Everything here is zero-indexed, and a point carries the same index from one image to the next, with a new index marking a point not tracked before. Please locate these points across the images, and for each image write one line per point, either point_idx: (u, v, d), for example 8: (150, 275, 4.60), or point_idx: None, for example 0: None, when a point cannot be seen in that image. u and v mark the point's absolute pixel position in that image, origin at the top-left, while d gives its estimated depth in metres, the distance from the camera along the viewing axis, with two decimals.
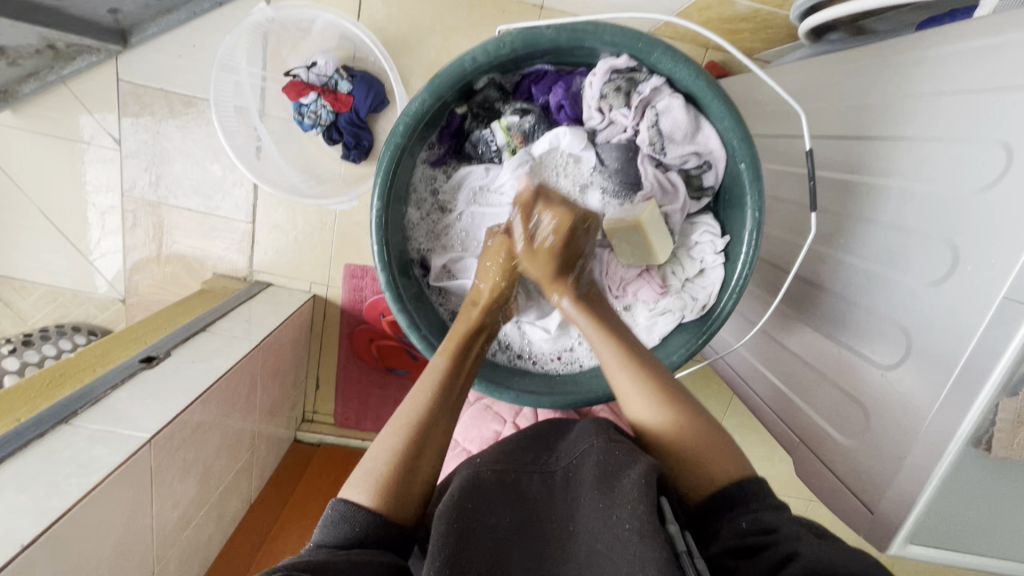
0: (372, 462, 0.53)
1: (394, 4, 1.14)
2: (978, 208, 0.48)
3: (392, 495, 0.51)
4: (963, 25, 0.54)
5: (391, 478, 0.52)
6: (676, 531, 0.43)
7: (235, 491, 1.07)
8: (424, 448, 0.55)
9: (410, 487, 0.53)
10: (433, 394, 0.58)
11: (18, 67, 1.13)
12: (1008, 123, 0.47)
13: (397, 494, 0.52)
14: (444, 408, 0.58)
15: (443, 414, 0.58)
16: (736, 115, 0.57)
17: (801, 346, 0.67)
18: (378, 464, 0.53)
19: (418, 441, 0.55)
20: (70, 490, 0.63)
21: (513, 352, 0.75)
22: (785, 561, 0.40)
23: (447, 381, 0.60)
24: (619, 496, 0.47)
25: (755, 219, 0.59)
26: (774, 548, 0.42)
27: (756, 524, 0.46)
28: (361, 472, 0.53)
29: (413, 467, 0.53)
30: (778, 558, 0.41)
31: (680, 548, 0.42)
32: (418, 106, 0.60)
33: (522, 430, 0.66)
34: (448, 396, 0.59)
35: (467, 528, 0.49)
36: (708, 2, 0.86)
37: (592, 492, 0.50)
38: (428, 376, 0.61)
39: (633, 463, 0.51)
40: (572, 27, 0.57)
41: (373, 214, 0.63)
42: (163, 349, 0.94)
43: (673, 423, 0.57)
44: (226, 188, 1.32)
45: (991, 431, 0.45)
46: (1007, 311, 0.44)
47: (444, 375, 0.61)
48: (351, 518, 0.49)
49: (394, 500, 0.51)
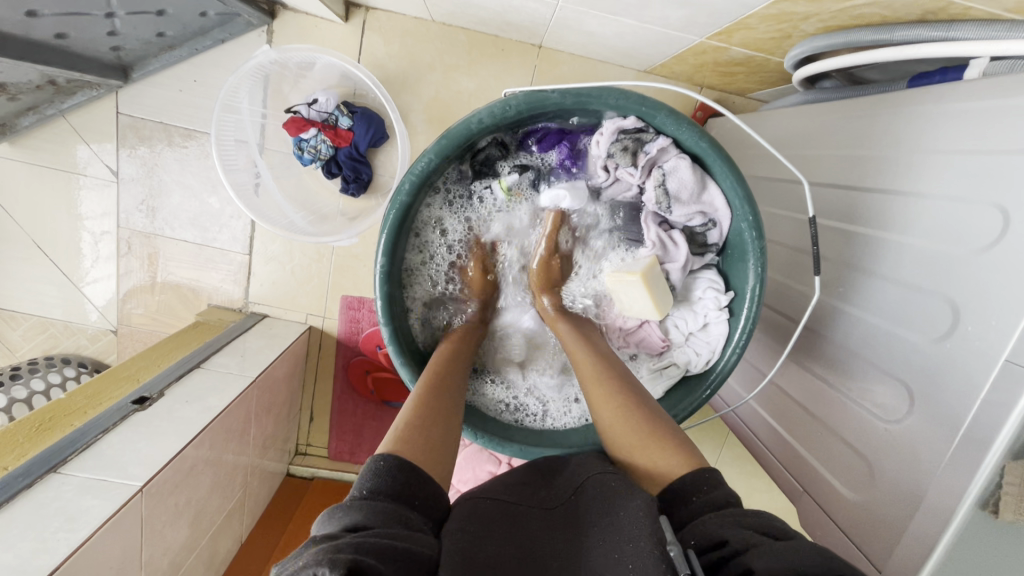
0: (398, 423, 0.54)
1: (395, 43, 1.17)
2: (977, 268, 0.49)
3: (417, 447, 0.51)
4: (954, 85, 0.55)
5: (418, 433, 0.53)
6: (677, 554, 0.42)
7: (227, 530, 1.04)
8: (442, 414, 0.58)
9: (432, 439, 0.54)
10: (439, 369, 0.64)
11: (18, 102, 1.13)
12: (1001, 187, 0.48)
13: (424, 444, 0.52)
14: (451, 380, 0.63)
15: (451, 391, 0.61)
16: (737, 175, 0.58)
17: (801, 392, 0.68)
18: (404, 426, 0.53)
19: (431, 406, 0.58)
20: (59, 547, 0.61)
21: (521, 413, 0.73)
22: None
23: (451, 363, 0.66)
24: (621, 523, 0.47)
25: (758, 274, 0.60)
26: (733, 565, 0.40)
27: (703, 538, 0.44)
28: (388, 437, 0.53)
29: (432, 424, 0.55)
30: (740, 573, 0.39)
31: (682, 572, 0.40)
32: (424, 166, 0.61)
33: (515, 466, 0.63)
34: (455, 372, 0.64)
35: (469, 549, 0.46)
36: (704, 48, 0.88)
37: (595, 523, 0.49)
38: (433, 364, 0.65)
39: (631, 496, 0.49)
40: (577, 91, 0.58)
41: (378, 269, 0.64)
42: (156, 389, 0.93)
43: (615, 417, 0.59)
44: (223, 220, 1.31)
45: (998, 492, 0.44)
46: (1010, 373, 0.44)
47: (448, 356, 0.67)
48: (389, 472, 0.47)
49: (418, 451, 0.51)
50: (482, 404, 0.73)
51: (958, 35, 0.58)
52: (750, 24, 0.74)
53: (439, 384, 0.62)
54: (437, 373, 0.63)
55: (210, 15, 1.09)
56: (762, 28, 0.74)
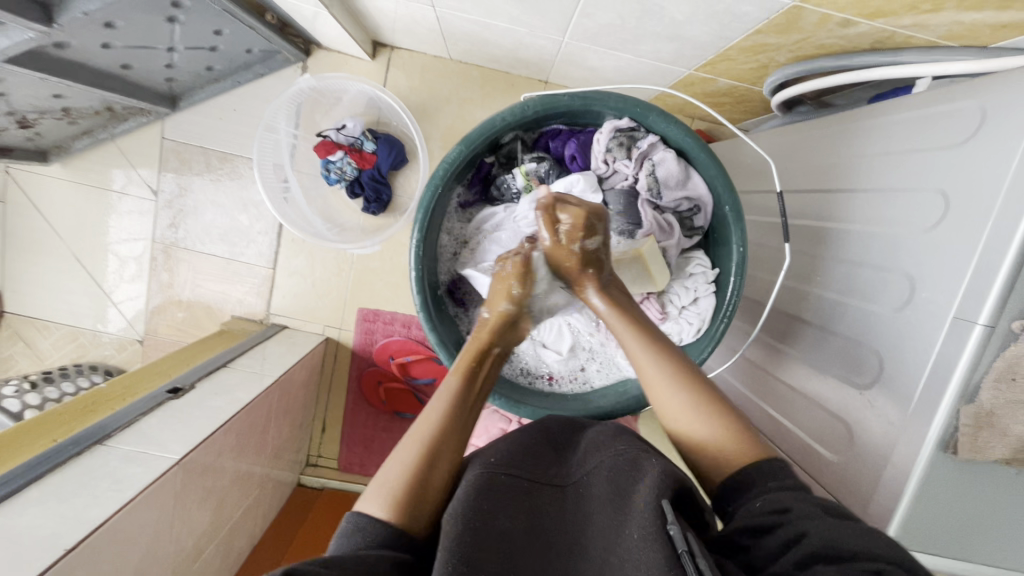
0: (389, 474, 0.55)
1: (416, 78, 1.30)
2: (925, 245, 0.57)
3: (406, 510, 0.53)
4: (902, 102, 0.65)
5: (411, 492, 0.54)
6: (677, 532, 0.45)
7: (242, 529, 1.07)
8: (438, 461, 0.57)
9: (420, 497, 0.54)
10: (445, 409, 0.62)
11: (77, 126, 1.26)
12: (941, 177, 0.57)
13: (410, 505, 0.53)
14: (457, 424, 0.62)
15: (455, 437, 0.60)
16: (720, 167, 0.68)
17: (789, 376, 0.74)
18: (396, 479, 0.54)
19: (429, 456, 0.57)
20: (108, 502, 0.66)
21: (534, 376, 0.83)
22: (795, 542, 0.43)
23: (457, 399, 0.64)
24: (632, 508, 0.49)
25: (740, 254, 0.69)
26: (782, 529, 0.45)
27: (768, 505, 0.48)
28: (375, 485, 0.55)
29: (427, 480, 0.55)
30: (789, 539, 0.44)
31: (681, 549, 0.43)
32: (455, 156, 0.71)
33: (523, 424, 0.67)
34: (465, 413, 0.63)
35: (483, 532, 0.48)
36: (693, 79, 1.00)
37: (605, 505, 0.52)
38: (442, 396, 0.64)
39: (642, 476, 0.52)
40: (584, 95, 0.69)
41: (412, 243, 0.72)
42: (189, 382, 0.99)
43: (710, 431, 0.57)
44: (251, 236, 1.40)
45: (955, 435, 0.50)
46: (958, 326, 0.51)
47: (456, 389, 0.65)
48: (363, 531, 0.50)
49: (406, 510, 0.53)
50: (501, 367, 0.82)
51: (903, 59, 0.69)
52: (731, 56, 0.85)
53: (445, 430, 0.60)
54: (443, 413, 0.62)
55: (254, 52, 1.22)
56: (742, 59, 0.85)
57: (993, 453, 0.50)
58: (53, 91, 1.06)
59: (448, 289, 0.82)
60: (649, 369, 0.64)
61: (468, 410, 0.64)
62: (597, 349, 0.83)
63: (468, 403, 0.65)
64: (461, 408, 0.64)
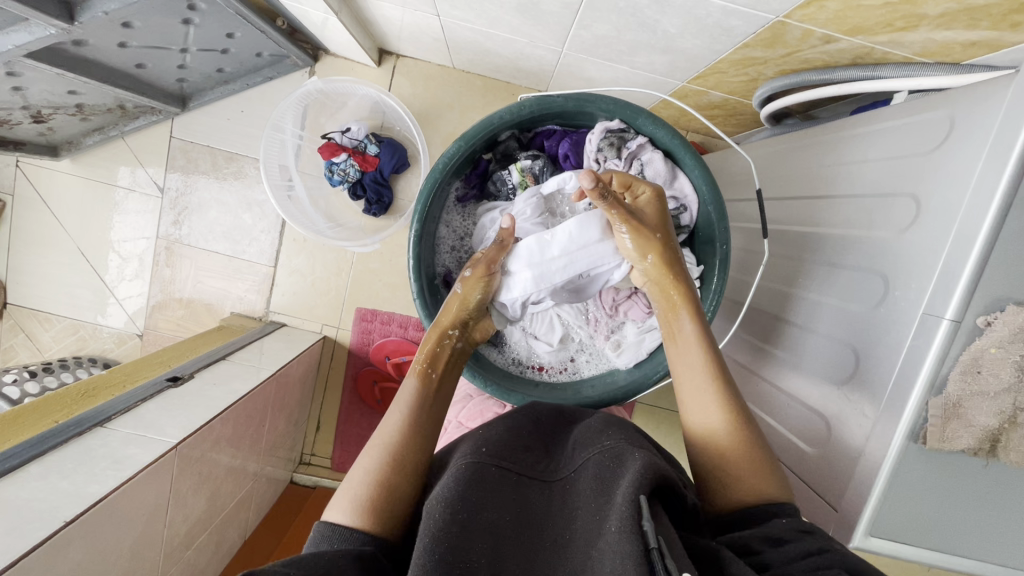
0: (356, 479, 0.58)
1: (420, 85, 1.35)
2: (900, 245, 0.60)
3: (372, 513, 0.55)
4: (880, 113, 0.69)
5: (375, 496, 0.56)
6: (651, 527, 0.45)
7: (235, 519, 1.08)
8: (400, 464, 0.59)
9: (385, 500, 0.56)
10: (405, 415, 0.64)
11: (89, 122, 1.30)
12: (914, 183, 0.60)
13: (374, 509, 0.55)
14: (419, 430, 0.63)
15: (418, 439, 0.62)
16: (704, 167, 0.72)
17: (772, 374, 0.77)
18: (361, 485, 0.57)
19: (391, 461, 0.59)
20: (107, 480, 0.68)
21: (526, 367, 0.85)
22: (814, 553, 0.46)
23: (416, 402, 0.66)
24: (613, 502, 0.49)
25: (723, 252, 0.73)
26: (805, 542, 0.48)
27: (791, 524, 0.51)
28: (341, 493, 0.57)
29: (392, 484, 0.57)
30: (807, 550, 0.47)
31: (651, 544, 0.44)
32: (454, 150, 0.75)
33: (506, 414, 0.68)
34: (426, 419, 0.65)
35: (470, 521, 0.50)
36: (686, 91, 1.04)
37: (590, 501, 0.53)
38: (402, 399, 0.67)
39: (624, 471, 0.52)
40: (577, 96, 0.73)
41: (411, 234, 0.76)
42: (187, 372, 1.01)
43: (732, 438, 0.60)
44: (253, 235, 1.43)
45: (924, 426, 0.53)
46: (926, 322, 0.54)
47: (415, 392, 0.67)
48: (333, 537, 0.53)
49: (372, 514, 0.55)
50: (495, 358, 0.85)
51: (881, 73, 0.72)
52: (721, 69, 0.89)
53: (405, 434, 0.63)
54: (403, 418, 0.64)
55: (264, 56, 1.26)
56: (732, 72, 0.89)
57: (960, 443, 0.52)
58: (69, 88, 1.10)
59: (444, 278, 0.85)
60: (682, 358, 0.68)
61: (429, 410, 0.66)
62: (586, 342, 0.85)
63: (430, 405, 0.67)
64: (420, 410, 0.66)
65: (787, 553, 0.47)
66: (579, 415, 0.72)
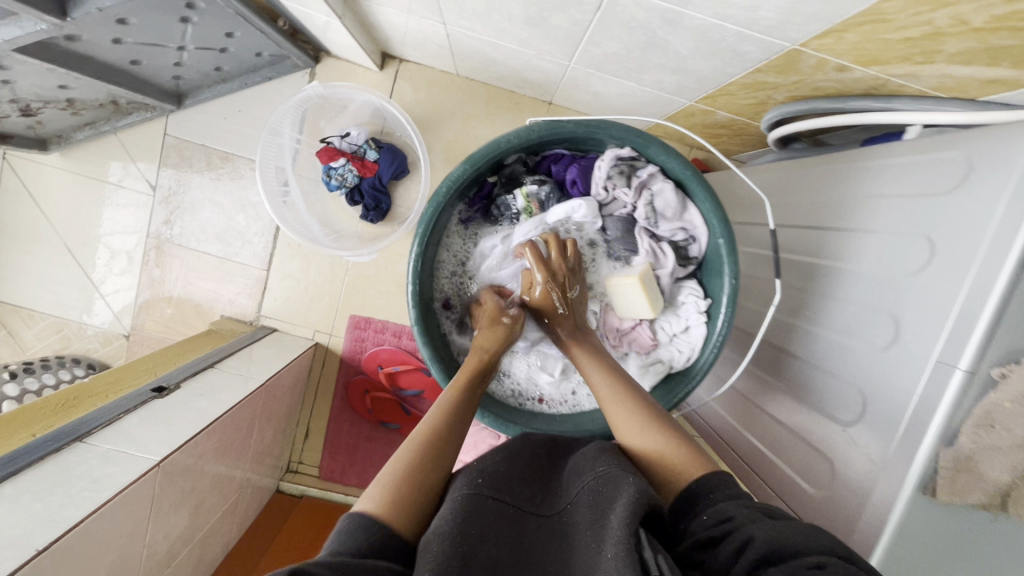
0: (386, 475, 0.56)
1: (423, 91, 1.32)
2: (913, 287, 0.58)
3: (406, 511, 0.53)
4: (891, 149, 0.68)
5: (410, 493, 0.54)
6: (651, 557, 0.43)
7: (218, 532, 1.05)
8: (441, 463, 0.59)
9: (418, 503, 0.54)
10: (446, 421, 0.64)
11: (80, 116, 1.26)
12: (929, 223, 0.59)
13: (410, 508, 0.53)
14: (456, 432, 0.64)
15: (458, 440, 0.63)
16: (716, 200, 0.70)
17: (774, 409, 0.75)
18: (396, 481, 0.55)
19: (432, 460, 0.59)
20: (84, 503, 0.65)
21: (524, 398, 0.83)
22: (742, 546, 0.45)
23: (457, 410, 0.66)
24: (607, 529, 0.47)
25: (732, 286, 0.71)
26: (734, 535, 0.46)
27: (714, 517, 0.50)
28: (375, 486, 0.54)
29: (427, 480, 0.57)
30: (737, 544, 0.45)
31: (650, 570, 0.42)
32: (459, 174, 0.72)
33: (501, 443, 0.66)
34: (459, 417, 0.65)
35: (474, 554, 0.47)
36: (693, 110, 1.02)
37: (586, 531, 0.51)
38: (443, 404, 0.66)
39: (620, 494, 0.51)
40: (588, 123, 0.71)
41: (411, 259, 0.74)
42: (173, 381, 0.98)
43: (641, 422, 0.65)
44: (247, 237, 1.40)
45: (934, 477, 0.52)
46: (940, 370, 0.52)
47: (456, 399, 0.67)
48: (365, 530, 0.49)
49: (407, 513, 0.53)
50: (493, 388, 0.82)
51: (895, 106, 0.71)
52: (731, 91, 0.87)
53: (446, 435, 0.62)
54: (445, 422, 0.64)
55: (264, 56, 1.23)
56: (741, 95, 0.88)
57: (971, 497, 0.51)
58: (60, 82, 1.06)
59: (441, 302, 0.84)
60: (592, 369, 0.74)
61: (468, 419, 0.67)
62: None
63: (466, 411, 0.67)
64: (462, 417, 0.66)
65: (723, 556, 0.46)
66: (574, 444, 0.70)
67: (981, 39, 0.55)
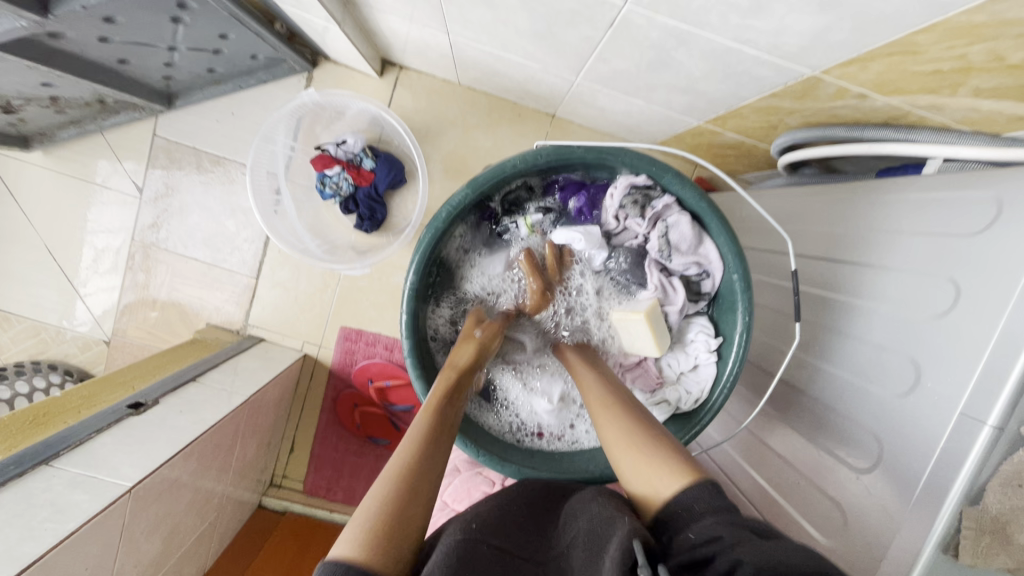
0: (360, 514, 0.49)
1: (423, 99, 1.29)
2: (936, 331, 0.56)
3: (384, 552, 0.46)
4: (911, 182, 0.65)
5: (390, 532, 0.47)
6: None
7: (194, 554, 1.00)
8: (424, 489, 0.53)
9: (400, 544, 0.48)
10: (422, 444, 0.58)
11: (64, 115, 1.21)
12: (953, 265, 0.56)
13: (393, 552, 0.46)
14: (436, 453, 0.57)
15: (438, 458, 0.57)
16: (731, 235, 0.67)
17: (784, 448, 0.72)
18: (375, 519, 0.48)
19: (413, 486, 0.52)
20: (45, 537, 0.60)
21: (522, 433, 0.79)
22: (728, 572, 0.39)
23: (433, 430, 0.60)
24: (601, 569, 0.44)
25: (745, 323, 0.68)
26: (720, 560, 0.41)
27: (699, 536, 0.45)
28: (351, 528, 0.47)
29: (408, 508, 0.50)
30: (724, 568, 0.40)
31: None
32: (461, 199, 0.69)
33: (500, 492, 0.63)
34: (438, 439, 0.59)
35: None
36: (701, 130, 0.99)
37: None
38: (417, 429, 0.60)
39: (614, 533, 0.47)
40: (598, 149, 0.68)
41: (407, 287, 0.71)
42: (152, 397, 0.93)
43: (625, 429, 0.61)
44: (237, 243, 1.36)
45: (957, 537, 0.48)
46: (964, 424, 0.49)
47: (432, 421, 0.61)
48: None
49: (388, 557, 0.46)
50: (491, 423, 0.79)
51: (915, 138, 0.68)
52: (742, 113, 0.84)
53: (423, 458, 0.56)
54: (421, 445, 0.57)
55: (259, 58, 1.19)
56: (752, 118, 0.85)
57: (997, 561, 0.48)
58: (42, 80, 1.02)
59: (435, 330, 0.81)
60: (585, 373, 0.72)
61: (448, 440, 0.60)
62: None
63: (445, 430, 0.61)
64: (441, 436, 0.59)
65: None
66: (572, 489, 0.66)
67: (1015, 75, 0.52)
